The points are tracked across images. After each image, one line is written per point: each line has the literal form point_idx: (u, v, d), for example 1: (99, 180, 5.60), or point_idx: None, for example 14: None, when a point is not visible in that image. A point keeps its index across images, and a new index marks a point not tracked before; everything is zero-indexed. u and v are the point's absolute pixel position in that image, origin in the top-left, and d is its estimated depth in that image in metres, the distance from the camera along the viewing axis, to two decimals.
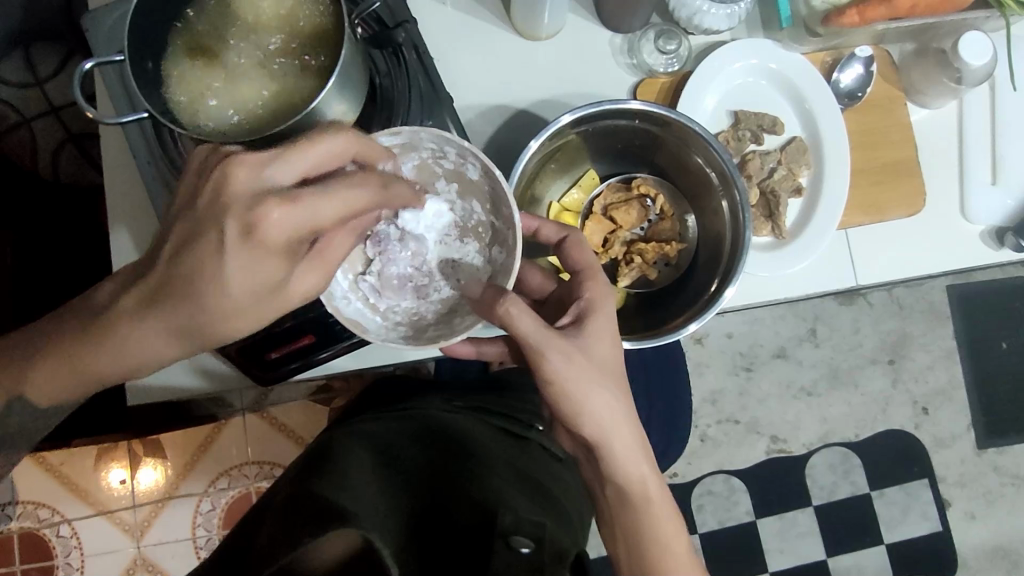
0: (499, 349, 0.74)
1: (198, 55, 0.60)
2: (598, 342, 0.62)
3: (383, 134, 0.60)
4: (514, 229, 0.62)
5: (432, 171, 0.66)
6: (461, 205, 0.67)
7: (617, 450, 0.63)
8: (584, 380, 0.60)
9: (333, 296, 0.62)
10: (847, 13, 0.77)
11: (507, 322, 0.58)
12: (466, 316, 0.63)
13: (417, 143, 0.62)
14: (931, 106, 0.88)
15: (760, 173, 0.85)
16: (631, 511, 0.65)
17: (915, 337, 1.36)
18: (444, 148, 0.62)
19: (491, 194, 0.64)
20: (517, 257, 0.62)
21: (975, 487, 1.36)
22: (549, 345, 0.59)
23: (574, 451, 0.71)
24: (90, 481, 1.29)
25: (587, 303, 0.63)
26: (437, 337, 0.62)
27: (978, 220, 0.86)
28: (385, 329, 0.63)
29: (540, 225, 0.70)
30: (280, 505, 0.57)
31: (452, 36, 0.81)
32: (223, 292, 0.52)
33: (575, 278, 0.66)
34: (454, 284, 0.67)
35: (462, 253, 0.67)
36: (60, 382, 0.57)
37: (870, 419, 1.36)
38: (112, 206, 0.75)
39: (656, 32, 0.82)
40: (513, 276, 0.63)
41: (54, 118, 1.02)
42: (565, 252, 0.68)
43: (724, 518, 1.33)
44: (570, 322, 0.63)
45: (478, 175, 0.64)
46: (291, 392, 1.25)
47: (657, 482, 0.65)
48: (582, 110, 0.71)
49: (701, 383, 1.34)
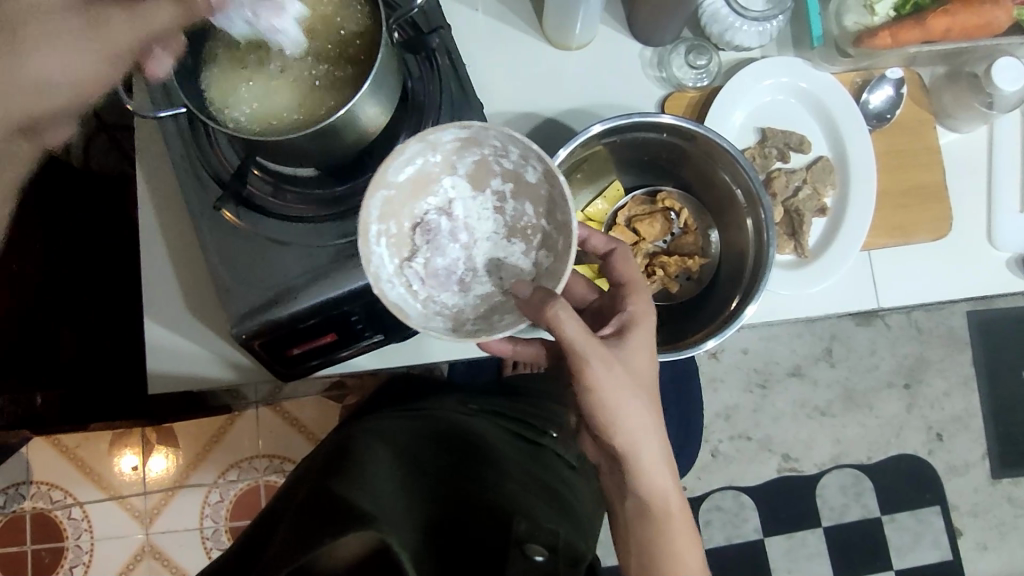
0: (534, 351, 0.74)
1: (236, 55, 0.62)
2: (636, 356, 0.63)
3: (452, 126, 0.59)
4: (569, 235, 0.60)
5: (489, 169, 0.63)
6: (512, 205, 0.65)
7: (643, 462, 0.63)
8: (619, 388, 0.61)
9: (377, 277, 0.60)
10: (880, 35, 0.77)
11: (554, 325, 0.57)
12: (506, 316, 0.61)
13: (481, 139, 0.60)
14: (961, 130, 0.87)
15: (785, 191, 0.85)
16: (649, 527, 0.65)
17: (933, 362, 1.35)
18: (508, 148, 0.60)
19: (547, 198, 0.62)
20: (569, 263, 0.59)
21: (988, 517, 1.35)
22: (592, 351, 0.59)
23: (597, 460, 0.71)
24: (103, 465, 1.31)
25: (629, 317, 0.65)
26: (477, 332, 0.61)
27: (1004, 247, 0.86)
28: (426, 317, 0.61)
29: (590, 234, 0.71)
30: (299, 504, 0.58)
31: (483, 42, 0.82)
32: None
33: (617, 290, 0.68)
34: (496, 283, 0.64)
35: (508, 253, 0.65)
36: None
37: (884, 443, 1.34)
38: (146, 199, 0.77)
39: (687, 47, 0.82)
40: (563, 282, 0.60)
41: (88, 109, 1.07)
42: (610, 265, 0.70)
43: (731, 535, 1.32)
44: (612, 332, 0.64)
45: (537, 178, 0.62)
46: (305, 388, 1.26)
47: (678, 497, 0.66)
48: (613, 121, 0.72)
49: (714, 398, 1.34)
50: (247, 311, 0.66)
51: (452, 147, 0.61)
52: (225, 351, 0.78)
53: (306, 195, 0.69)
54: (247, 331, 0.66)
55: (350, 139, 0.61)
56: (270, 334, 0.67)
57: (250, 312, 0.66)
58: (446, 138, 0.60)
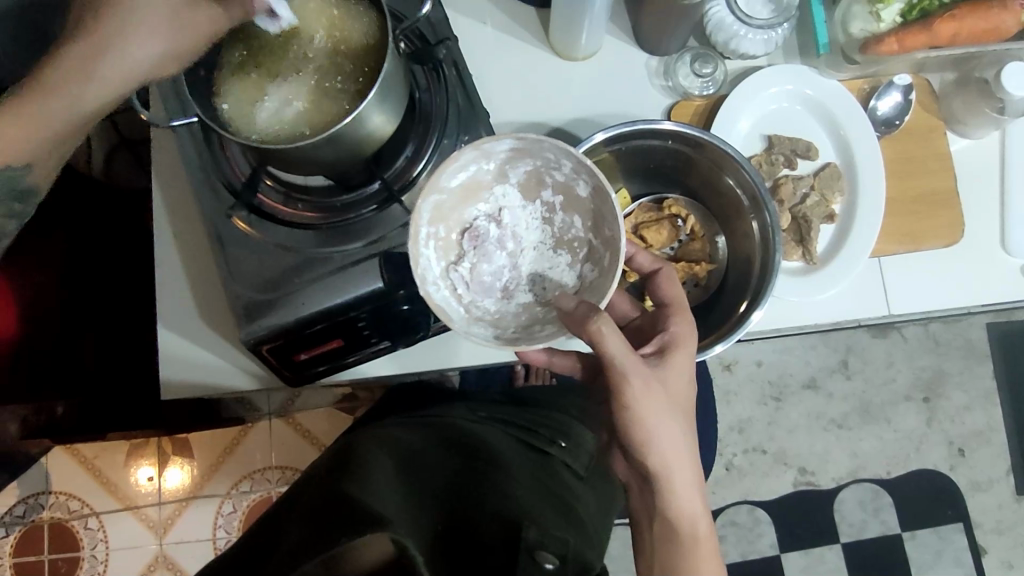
0: (570, 362, 0.73)
1: (246, 66, 0.63)
2: (674, 376, 0.63)
3: (507, 137, 0.60)
4: (617, 251, 0.60)
5: (540, 180, 0.64)
6: (561, 217, 0.65)
7: (675, 482, 0.63)
8: (658, 406, 0.61)
9: (423, 280, 0.60)
10: (886, 41, 0.77)
11: (596, 340, 0.57)
12: (547, 327, 0.61)
13: (535, 151, 0.61)
14: (972, 136, 0.86)
15: (793, 197, 0.84)
16: (674, 548, 0.63)
17: (952, 375, 1.32)
18: (561, 161, 0.61)
19: (595, 211, 0.63)
20: (615, 277, 0.60)
21: (1013, 535, 1.31)
22: (632, 368, 0.60)
23: (628, 478, 0.70)
24: (119, 476, 1.33)
25: (673, 337, 0.65)
26: (517, 339, 0.61)
27: (1017, 254, 0.84)
28: (468, 322, 0.62)
29: (636, 251, 0.73)
30: (308, 505, 0.57)
31: (491, 53, 0.83)
32: None
33: (661, 308, 0.69)
34: (538, 294, 0.64)
35: (553, 264, 0.65)
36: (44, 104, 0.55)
37: (903, 457, 1.32)
38: (162, 210, 0.79)
39: (692, 55, 0.83)
40: (608, 297, 0.61)
41: (109, 122, 1.10)
42: (655, 284, 0.70)
43: (746, 551, 1.30)
44: (653, 351, 0.65)
45: (587, 193, 0.62)
46: (317, 399, 1.27)
47: (706, 522, 0.64)
48: (615, 129, 0.73)
49: (728, 410, 1.32)
50: (259, 314, 0.67)
51: (505, 157, 0.62)
52: (237, 359, 0.79)
53: (314, 203, 0.69)
54: (257, 335, 0.66)
55: (360, 146, 0.62)
56: (285, 338, 0.68)
57: (265, 316, 0.67)
58: (499, 147, 0.61)
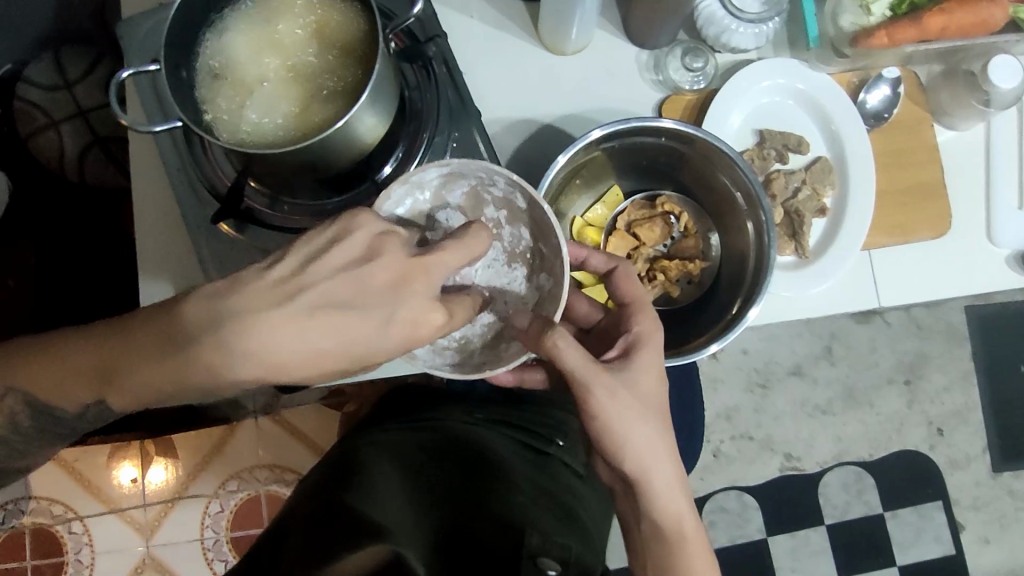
0: (539, 376, 0.75)
1: (225, 73, 0.61)
2: (644, 376, 0.60)
3: (433, 165, 0.59)
4: (563, 262, 0.60)
5: (480, 198, 0.64)
6: (509, 230, 0.66)
7: (656, 485, 0.60)
8: (628, 413, 0.58)
9: None
10: (876, 35, 0.78)
11: (552, 355, 0.57)
12: (512, 345, 0.62)
13: (465, 172, 0.61)
14: (958, 127, 0.87)
15: (784, 192, 0.85)
16: (664, 551, 0.61)
17: (933, 357, 1.35)
18: (494, 178, 0.60)
19: (539, 222, 0.63)
20: (564, 288, 0.60)
21: (990, 511, 1.35)
22: (596, 380, 0.58)
23: (610, 482, 0.67)
24: (103, 479, 1.30)
25: (636, 336, 0.62)
26: (483, 364, 0.62)
27: (1002, 244, 0.86)
28: (430, 354, 0.62)
29: (589, 255, 0.70)
30: (309, 515, 0.56)
31: (479, 48, 0.82)
32: (320, 358, 0.48)
33: (623, 308, 0.65)
34: (499, 311, 0.66)
35: (510, 279, 0.67)
36: (142, 394, 0.51)
37: (885, 439, 1.34)
38: (139, 212, 0.76)
39: (683, 49, 0.82)
40: (562, 306, 0.61)
41: (83, 121, 1.00)
42: (612, 284, 0.67)
43: (734, 534, 1.32)
44: (618, 354, 0.62)
45: (527, 204, 0.62)
46: (304, 397, 1.25)
47: (693, 520, 0.62)
48: (611, 126, 0.72)
49: (715, 398, 1.34)
50: None
51: (438, 183, 0.62)
52: None
53: (298, 206, 0.67)
54: None
55: (347, 149, 0.60)
56: None
57: None
58: (429, 176, 0.60)
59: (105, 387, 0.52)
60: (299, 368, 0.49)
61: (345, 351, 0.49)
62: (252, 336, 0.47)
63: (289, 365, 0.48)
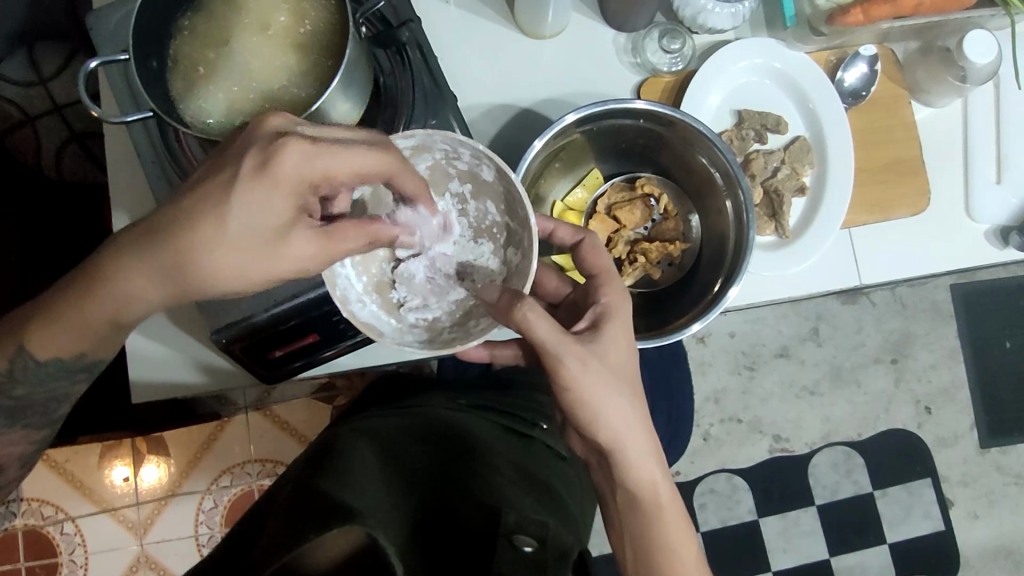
0: (512, 353, 0.75)
1: (196, 63, 0.60)
2: (613, 347, 0.60)
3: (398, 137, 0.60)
4: (531, 232, 0.62)
5: (445, 172, 0.65)
6: (474, 205, 0.67)
7: (630, 454, 0.60)
8: (598, 385, 0.58)
9: (345, 300, 0.61)
10: (852, 11, 0.76)
11: (524, 326, 0.57)
12: (479, 320, 0.63)
13: (430, 145, 0.62)
14: (936, 104, 0.88)
15: (763, 172, 0.85)
16: (640, 520, 0.61)
17: (919, 336, 1.36)
18: (458, 150, 0.62)
19: (505, 194, 0.64)
20: (534, 259, 0.61)
21: (977, 487, 1.36)
22: (566, 350, 0.57)
23: (585, 455, 0.67)
24: (95, 479, 1.30)
25: (605, 307, 0.62)
26: (453, 340, 0.62)
27: (983, 220, 0.86)
28: (400, 332, 0.63)
29: (555, 227, 0.70)
30: (286, 501, 0.56)
31: (456, 33, 0.81)
32: (204, 237, 0.50)
33: (591, 281, 0.65)
34: (469, 286, 0.66)
35: (477, 254, 0.67)
36: (88, 321, 0.56)
37: (872, 418, 1.35)
38: (116, 206, 0.75)
39: (660, 31, 0.82)
40: (530, 279, 0.61)
41: (58, 116, 0.99)
42: (580, 256, 0.67)
43: (726, 516, 1.33)
44: (588, 326, 0.61)
45: (493, 176, 0.63)
46: (294, 391, 1.25)
47: (669, 486, 0.62)
48: (587, 109, 0.71)
49: (704, 381, 1.34)
50: (225, 318, 0.64)
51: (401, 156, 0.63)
52: (200, 354, 0.76)
53: None
54: (227, 336, 0.64)
55: None
56: (252, 337, 0.65)
57: (229, 317, 0.64)
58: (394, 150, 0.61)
59: (50, 325, 0.57)
60: (193, 255, 0.50)
61: (215, 226, 0.50)
62: (149, 230, 0.52)
63: (186, 253, 0.50)
